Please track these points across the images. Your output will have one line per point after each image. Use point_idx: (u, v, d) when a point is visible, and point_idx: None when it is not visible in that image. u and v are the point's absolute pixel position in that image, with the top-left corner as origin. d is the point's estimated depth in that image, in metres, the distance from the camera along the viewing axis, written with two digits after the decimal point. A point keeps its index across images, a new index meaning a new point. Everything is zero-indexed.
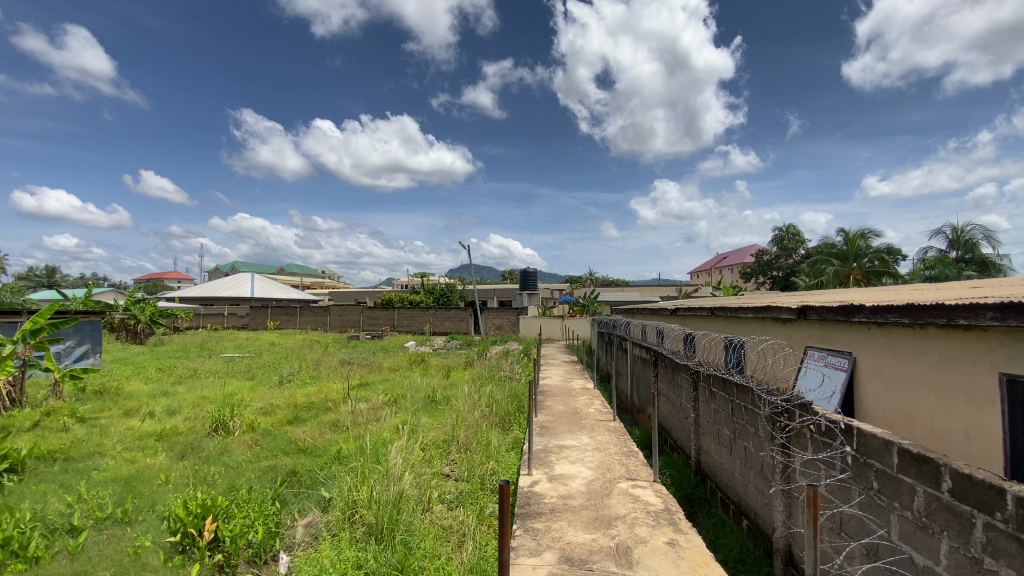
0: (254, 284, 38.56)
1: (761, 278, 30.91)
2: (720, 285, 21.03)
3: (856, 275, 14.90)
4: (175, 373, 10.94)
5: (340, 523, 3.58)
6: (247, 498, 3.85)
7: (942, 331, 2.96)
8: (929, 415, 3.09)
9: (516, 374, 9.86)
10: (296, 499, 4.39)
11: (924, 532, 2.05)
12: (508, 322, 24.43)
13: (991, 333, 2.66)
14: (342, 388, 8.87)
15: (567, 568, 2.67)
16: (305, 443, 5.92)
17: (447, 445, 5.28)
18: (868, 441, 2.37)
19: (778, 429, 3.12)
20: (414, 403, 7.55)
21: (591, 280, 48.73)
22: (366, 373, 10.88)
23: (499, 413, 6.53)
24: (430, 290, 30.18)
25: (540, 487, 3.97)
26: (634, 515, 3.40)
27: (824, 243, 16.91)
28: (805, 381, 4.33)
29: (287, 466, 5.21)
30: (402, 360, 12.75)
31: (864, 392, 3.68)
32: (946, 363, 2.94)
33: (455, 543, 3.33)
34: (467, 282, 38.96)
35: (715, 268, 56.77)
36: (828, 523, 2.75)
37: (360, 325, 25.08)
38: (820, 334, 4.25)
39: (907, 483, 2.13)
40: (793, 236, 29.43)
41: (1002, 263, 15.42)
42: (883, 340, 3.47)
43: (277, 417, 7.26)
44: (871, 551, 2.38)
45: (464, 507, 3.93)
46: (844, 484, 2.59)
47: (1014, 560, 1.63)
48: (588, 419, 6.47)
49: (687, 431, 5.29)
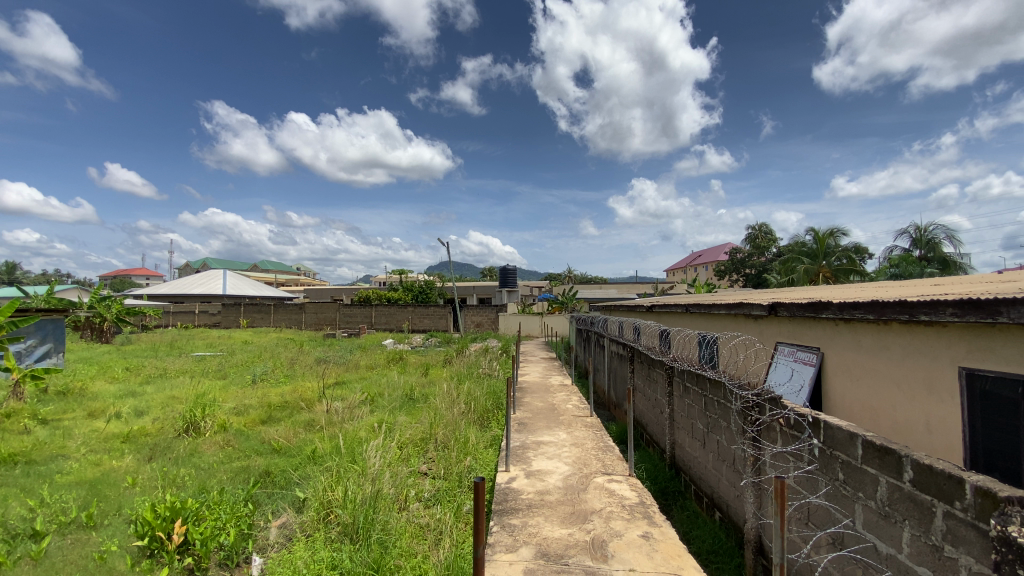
0: (226, 281, 37.55)
1: (735, 275, 31.56)
2: (695, 282, 21.02)
3: (825, 273, 15.36)
4: (143, 373, 10.59)
5: (314, 524, 3.51)
6: (218, 500, 3.76)
7: (905, 326, 3.08)
8: (891, 408, 3.21)
9: (495, 371, 9.86)
10: (269, 499, 4.30)
11: (887, 521, 2.12)
12: (488, 319, 24.43)
13: (950, 328, 2.77)
14: (318, 387, 8.73)
15: (543, 563, 2.69)
16: (279, 442, 5.82)
17: (425, 443, 5.25)
18: (834, 434, 2.44)
19: (749, 422, 3.19)
20: (392, 401, 7.47)
21: (570, 276, 49.08)
22: (342, 371, 10.71)
23: (478, 411, 6.52)
24: (408, 287, 29.95)
25: (517, 483, 3.98)
26: (610, 509, 3.44)
27: (795, 242, 17.35)
28: (775, 375, 4.45)
29: (260, 466, 5.13)
30: (379, 358, 12.63)
31: (831, 386, 3.80)
32: (908, 357, 3.06)
33: (432, 541, 3.31)
34: (446, 279, 38.76)
35: (690, 266, 57.87)
36: (796, 514, 2.83)
37: (337, 323, 24.73)
38: (789, 330, 4.36)
39: (871, 474, 2.20)
40: (766, 235, 30.15)
41: (961, 262, 16.09)
42: (849, 336, 3.59)
43: (250, 417, 7.10)
44: (837, 539, 2.46)
45: (441, 505, 3.91)
46: (811, 475, 2.67)
47: (973, 547, 1.70)
48: (566, 415, 6.52)
49: (662, 426, 5.38)
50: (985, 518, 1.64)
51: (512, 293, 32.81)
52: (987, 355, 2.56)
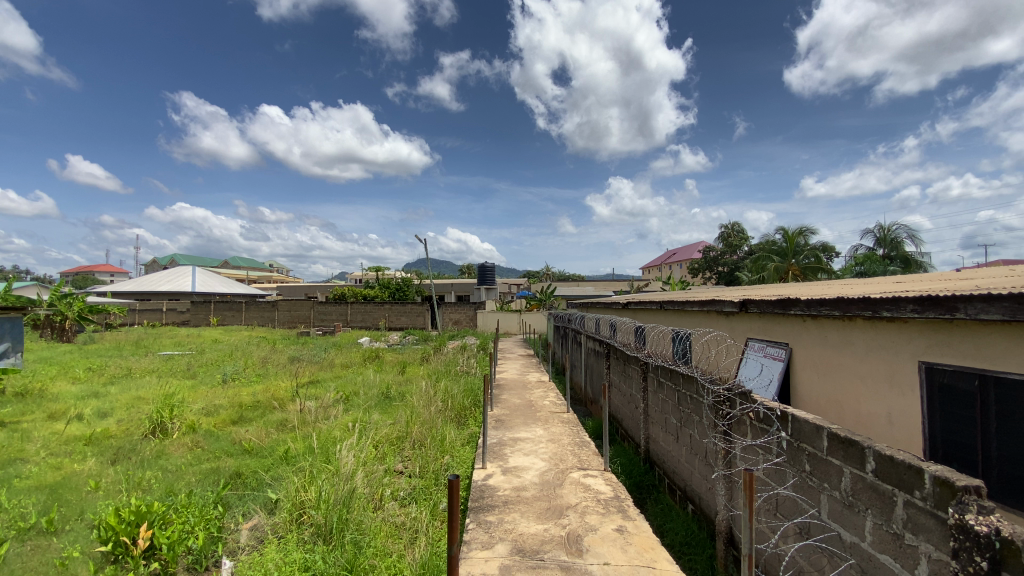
0: (195, 278, 36.46)
1: (708, 273, 32.18)
2: (670, 280, 21.34)
3: (794, 271, 15.80)
4: (106, 373, 10.20)
5: (287, 525, 3.44)
6: (186, 503, 3.64)
7: (868, 323, 3.18)
8: (856, 401, 3.31)
9: (473, 368, 9.85)
10: (240, 501, 4.21)
11: (850, 511, 2.20)
12: (465, 316, 24.37)
13: (910, 324, 2.88)
14: (291, 386, 8.56)
15: (518, 559, 2.69)
16: (250, 443, 5.69)
17: (401, 441, 5.21)
18: (801, 427, 2.51)
19: (720, 416, 3.26)
20: (368, 400, 7.38)
21: (547, 273, 49.31)
22: (316, 370, 10.53)
23: (455, 408, 6.49)
24: (385, 284, 29.64)
25: (494, 480, 3.98)
26: (585, 504, 3.47)
27: (765, 241, 17.78)
28: (746, 371, 4.55)
29: (231, 467, 5.00)
30: (355, 356, 12.46)
31: (800, 380, 3.90)
32: (871, 352, 3.17)
33: (407, 540, 3.29)
34: (423, 277, 38.44)
35: (665, 264, 58.85)
36: (765, 505, 2.91)
37: (311, 321, 24.29)
38: (760, 326, 4.46)
39: (836, 465, 2.27)
40: (738, 233, 30.77)
41: (922, 261, 16.73)
42: (816, 332, 3.69)
43: (220, 417, 6.92)
44: (803, 529, 2.54)
45: (417, 503, 3.88)
46: (779, 467, 2.74)
47: (932, 534, 1.77)
48: (543, 412, 6.55)
49: (637, 421, 5.46)
50: (944, 507, 1.70)
51: (490, 291, 32.70)
52: (945, 349, 2.67)
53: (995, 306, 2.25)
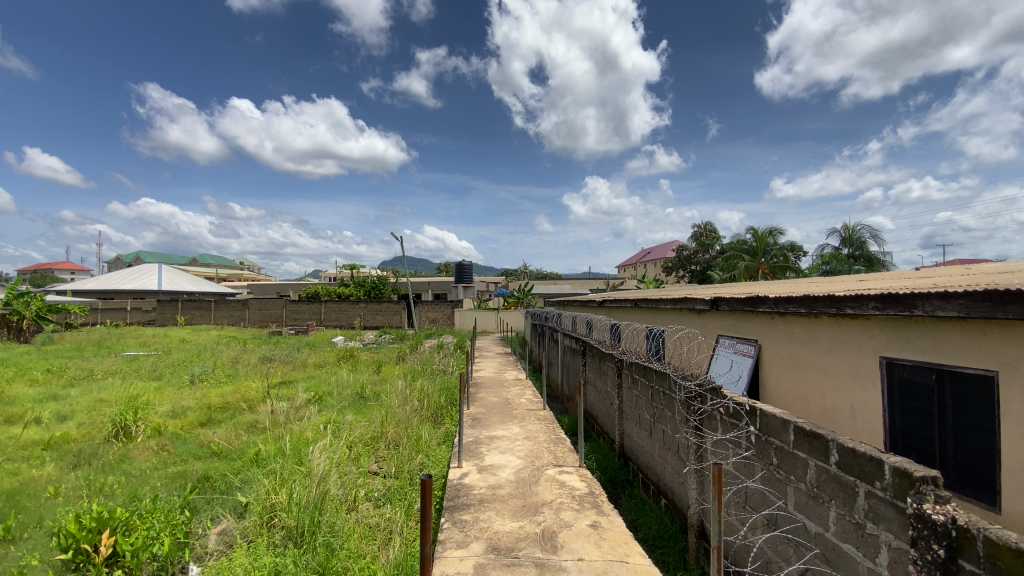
0: (160, 277, 35.18)
1: (682, 271, 32.77)
2: (644, 278, 21.70)
3: (764, 270, 16.23)
4: (66, 375, 9.78)
5: (257, 529, 3.36)
6: (151, 508, 3.51)
7: (833, 320, 3.29)
8: (821, 395, 3.42)
9: (449, 367, 9.79)
10: (208, 506, 4.10)
11: (815, 501, 2.27)
12: (442, 315, 24.24)
13: (871, 321, 2.99)
14: (262, 387, 8.35)
15: (493, 558, 2.68)
16: (219, 445, 5.53)
17: (375, 442, 5.14)
18: (769, 421, 2.57)
19: (692, 411, 3.32)
20: (341, 400, 7.27)
21: (524, 271, 49.37)
22: (288, 370, 10.30)
23: (431, 407, 6.45)
24: (360, 283, 29.26)
25: (469, 478, 3.96)
26: (560, 500, 3.49)
27: (736, 240, 18.19)
28: (716, 367, 4.65)
29: (199, 471, 4.86)
30: (329, 355, 12.25)
31: (768, 376, 4.01)
32: (836, 348, 3.27)
33: (381, 541, 3.25)
34: (399, 275, 38.06)
35: (640, 263, 59.75)
36: (734, 498, 2.97)
37: (284, 321, 23.79)
38: (730, 323, 4.57)
39: (801, 458, 2.34)
40: (711, 233, 31.36)
41: (884, 260, 17.35)
42: (784, 328, 3.79)
43: (187, 420, 6.70)
44: (771, 521, 2.61)
45: (392, 504, 3.84)
46: (748, 460, 2.81)
47: (892, 523, 1.84)
48: (520, 410, 6.56)
49: (611, 417, 5.53)
50: (903, 497, 1.77)
51: (467, 289, 32.57)
52: (903, 345, 2.78)
53: (951, 303, 2.35)
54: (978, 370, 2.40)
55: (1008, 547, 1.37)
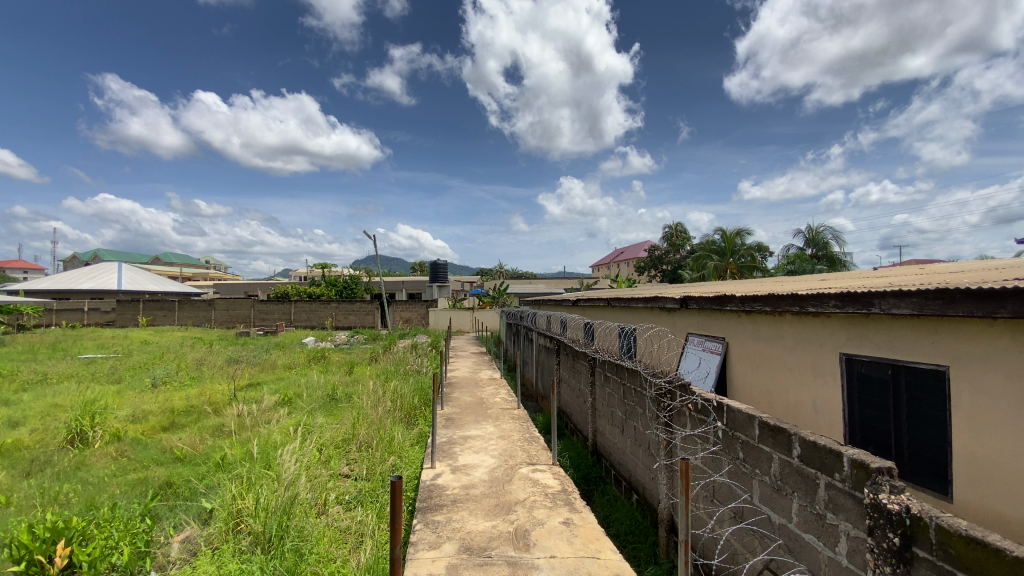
0: (121, 276, 33.74)
1: (654, 271, 33.37)
2: (616, 278, 22.02)
3: (732, 270, 16.65)
4: (17, 379, 9.28)
5: (222, 536, 3.25)
6: (109, 517, 3.36)
7: (796, 318, 3.40)
8: (785, 390, 3.54)
9: (423, 367, 9.70)
10: (170, 513, 3.96)
11: (779, 494, 2.34)
12: (416, 314, 24.02)
13: (832, 319, 3.10)
14: (229, 389, 8.11)
15: (465, 558, 2.67)
16: (183, 450, 5.35)
17: (346, 444, 5.06)
18: (735, 416, 2.64)
19: (662, 408, 3.38)
20: (312, 402, 7.11)
21: (499, 271, 49.32)
22: (257, 372, 10.04)
23: (404, 408, 6.38)
24: (332, 282, 28.77)
25: (442, 479, 3.94)
26: (534, 498, 3.51)
27: (706, 240, 18.59)
28: (686, 364, 4.74)
29: (161, 477, 4.69)
30: (300, 357, 11.98)
31: (734, 372, 4.12)
32: (799, 345, 3.39)
33: (352, 544, 3.20)
34: (373, 275, 37.52)
35: (614, 263, 60.55)
36: (703, 492, 3.04)
37: (252, 321, 23.17)
38: (698, 321, 4.67)
39: (766, 451, 2.41)
40: (681, 234, 31.99)
41: (845, 260, 18.03)
42: (750, 326, 3.90)
43: (148, 424, 6.45)
44: (737, 514, 2.68)
45: (363, 507, 3.78)
46: (715, 455, 2.87)
47: (851, 513, 1.91)
48: (494, 409, 6.56)
49: (585, 415, 5.58)
50: (860, 487, 1.84)
51: (442, 287, 32.31)
52: (862, 342, 2.90)
53: (904, 301, 2.46)
54: (930, 365, 2.51)
55: (959, 534, 1.43)
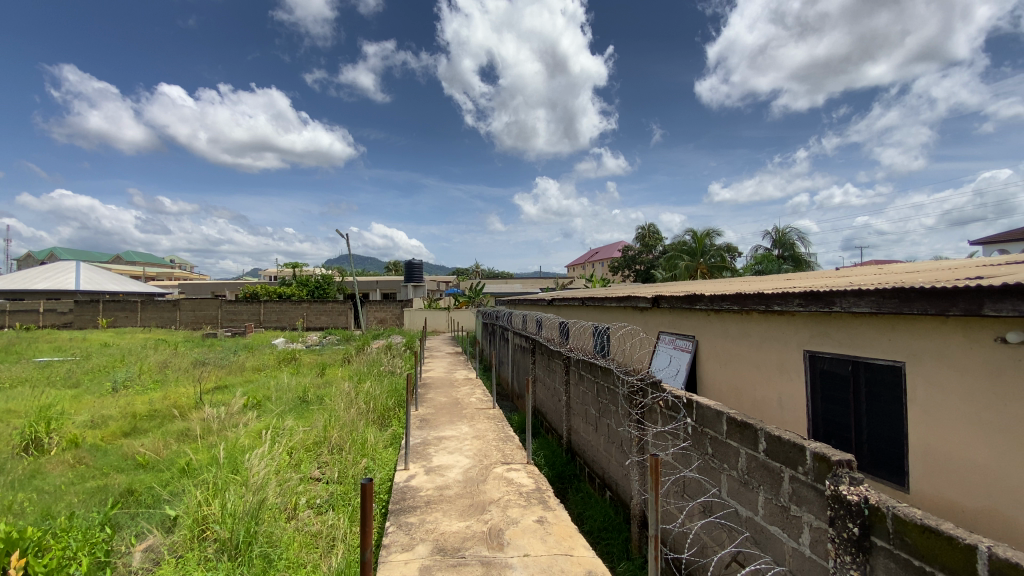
0: (79, 275, 32.26)
1: (628, 271, 33.88)
2: (591, 278, 22.26)
3: (702, 270, 17.03)
4: None
5: (187, 543, 3.14)
6: (66, 526, 3.20)
7: (763, 316, 3.50)
8: (751, 386, 3.65)
9: (397, 368, 9.60)
10: (131, 522, 3.82)
11: (746, 488, 2.40)
12: (390, 314, 23.77)
13: (796, 316, 3.20)
14: (195, 392, 7.85)
15: (439, 559, 2.66)
16: (145, 456, 5.15)
17: (318, 447, 4.97)
18: (704, 412, 2.70)
19: (634, 405, 3.44)
20: (282, 405, 6.95)
21: (474, 271, 49.17)
22: (224, 375, 9.75)
23: (377, 410, 6.30)
24: (304, 282, 28.25)
25: (416, 480, 3.91)
26: (508, 497, 3.51)
27: (677, 240, 18.94)
28: (657, 362, 4.84)
29: (122, 484, 4.51)
30: (269, 358, 11.72)
31: (704, 369, 4.22)
32: (765, 343, 3.49)
33: (324, 549, 3.15)
34: (346, 275, 36.95)
35: (588, 263, 61.20)
36: (673, 487, 3.10)
37: (220, 322, 22.53)
38: (670, 319, 4.77)
39: (734, 446, 2.47)
40: (654, 234, 32.54)
41: (809, 261, 18.65)
42: (718, 325, 4.00)
43: (108, 430, 6.20)
44: (706, 508, 2.74)
45: (335, 510, 3.73)
46: (685, 451, 2.93)
47: (813, 505, 1.97)
48: (469, 409, 6.55)
49: (560, 413, 5.62)
50: (822, 480, 1.91)
51: (417, 287, 32.03)
52: (824, 339, 3.01)
53: (864, 299, 2.56)
54: (888, 361, 2.62)
55: (914, 523, 1.50)
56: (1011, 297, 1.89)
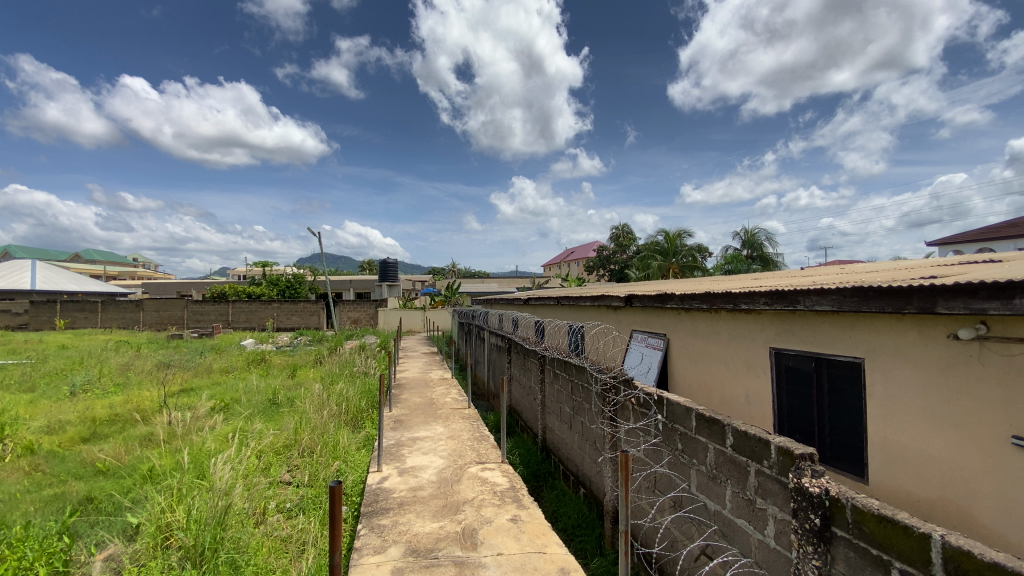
0: (33, 274, 30.79)
1: (602, 271, 34.22)
2: (566, 278, 22.39)
3: (674, 269, 17.35)
4: None
5: (150, 552, 3.02)
6: (21, 536, 3.05)
7: (731, 314, 3.59)
8: (720, 383, 3.74)
9: (371, 369, 9.49)
10: (90, 531, 3.67)
11: (714, 482, 2.45)
12: (364, 314, 23.45)
13: (763, 314, 3.30)
14: (159, 396, 7.59)
15: (412, 560, 2.64)
16: (106, 463, 4.95)
17: (288, 451, 4.86)
18: (674, 409, 2.75)
19: (607, 403, 3.49)
20: (251, 408, 6.78)
21: (450, 270, 48.94)
22: (190, 377, 9.46)
23: (350, 412, 6.21)
24: (274, 282, 27.63)
25: (389, 482, 3.87)
26: (482, 497, 3.51)
27: (650, 240, 19.23)
28: (630, 360, 4.91)
29: (80, 491, 4.33)
30: (237, 359, 11.41)
31: (675, 367, 4.30)
32: (733, 340, 3.58)
33: (294, 553, 3.13)
34: (319, 274, 36.30)
35: (564, 262, 61.67)
36: (645, 483, 3.14)
37: (186, 322, 21.83)
38: (642, 318, 4.84)
39: (702, 442, 2.53)
40: (628, 235, 32.99)
41: (777, 261, 19.19)
42: (689, 323, 4.08)
43: (66, 435, 5.93)
44: (676, 503, 2.80)
45: (306, 514, 3.67)
46: (656, 447, 2.98)
47: (777, 497, 2.03)
48: (444, 409, 6.52)
49: (535, 412, 5.65)
50: (785, 472, 1.97)
51: (392, 287, 31.68)
52: (789, 337, 3.10)
53: (825, 298, 2.65)
54: (849, 357, 2.72)
55: (872, 513, 1.56)
56: (962, 296, 1.99)
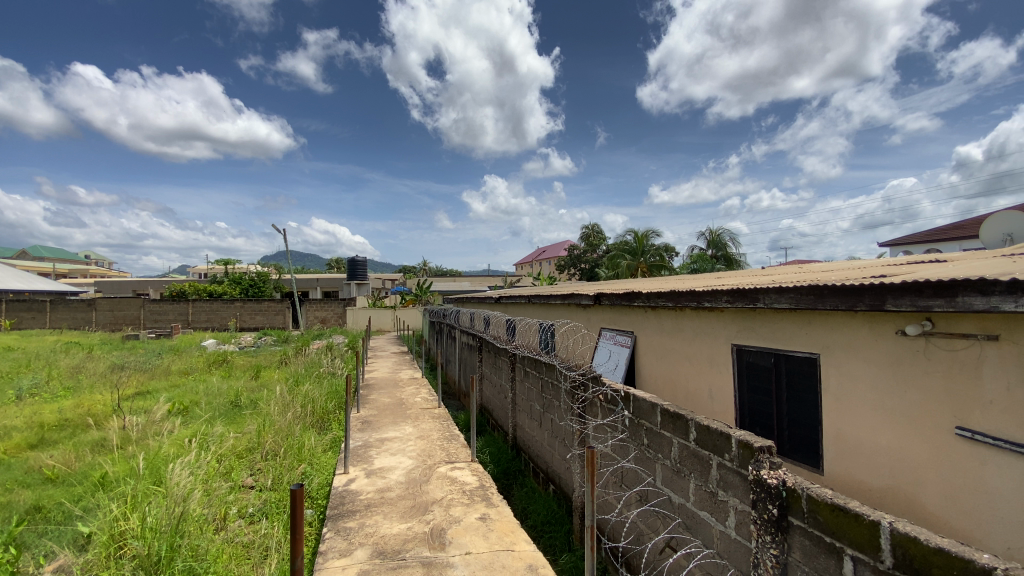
0: None
1: (573, 270, 34.51)
2: (538, 277, 22.50)
3: (643, 268, 17.68)
4: None
5: (102, 563, 2.88)
6: None
7: (695, 312, 3.69)
8: (685, 379, 3.83)
9: (339, 369, 9.32)
10: (38, 541, 3.48)
11: (678, 475, 2.52)
12: (332, 313, 22.99)
13: (725, 312, 3.40)
14: (114, 399, 7.25)
15: (378, 563, 2.60)
16: (55, 470, 4.70)
17: (250, 454, 4.73)
18: (640, 404, 2.81)
19: (576, 400, 3.53)
20: (212, 410, 6.56)
21: (420, 269, 48.47)
22: (148, 379, 9.07)
23: (316, 413, 6.08)
24: (238, 280, 26.80)
25: (356, 484, 3.81)
26: (451, 496, 3.49)
27: (619, 239, 19.53)
28: (599, 357, 4.97)
29: (26, 500, 4.10)
30: (198, 361, 11.00)
31: (642, 363, 4.38)
32: (697, 337, 3.68)
33: (256, 559, 3.05)
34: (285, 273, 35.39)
35: (535, 261, 62.00)
36: (613, 478, 3.20)
37: (142, 322, 20.90)
38: (610, 316, 4.92)
39: (667, 437, 2.59)
40: (598, 234, 33.40)
41: (740, 261, 19.80)
42: (655, 321, 4.17)
43: (11, 442, 5.61)
44: (642, 497, 2.86)
45: (269, 519, 3.59)
46: (623, 442, 3.04)
47: (737, 489, 2.10)
48: (414, 409, 6.46)
49: (505, 410, 5.65)
50: (745, 465, 2.04)
51: (361, 286, 31.17)
52: (750, 334, 3.21)
53: (784, 296, 2.75)
54: (806, 353, 2.83)
55: (825, 503, 1.63)
56: (909, 294, 2.09)
